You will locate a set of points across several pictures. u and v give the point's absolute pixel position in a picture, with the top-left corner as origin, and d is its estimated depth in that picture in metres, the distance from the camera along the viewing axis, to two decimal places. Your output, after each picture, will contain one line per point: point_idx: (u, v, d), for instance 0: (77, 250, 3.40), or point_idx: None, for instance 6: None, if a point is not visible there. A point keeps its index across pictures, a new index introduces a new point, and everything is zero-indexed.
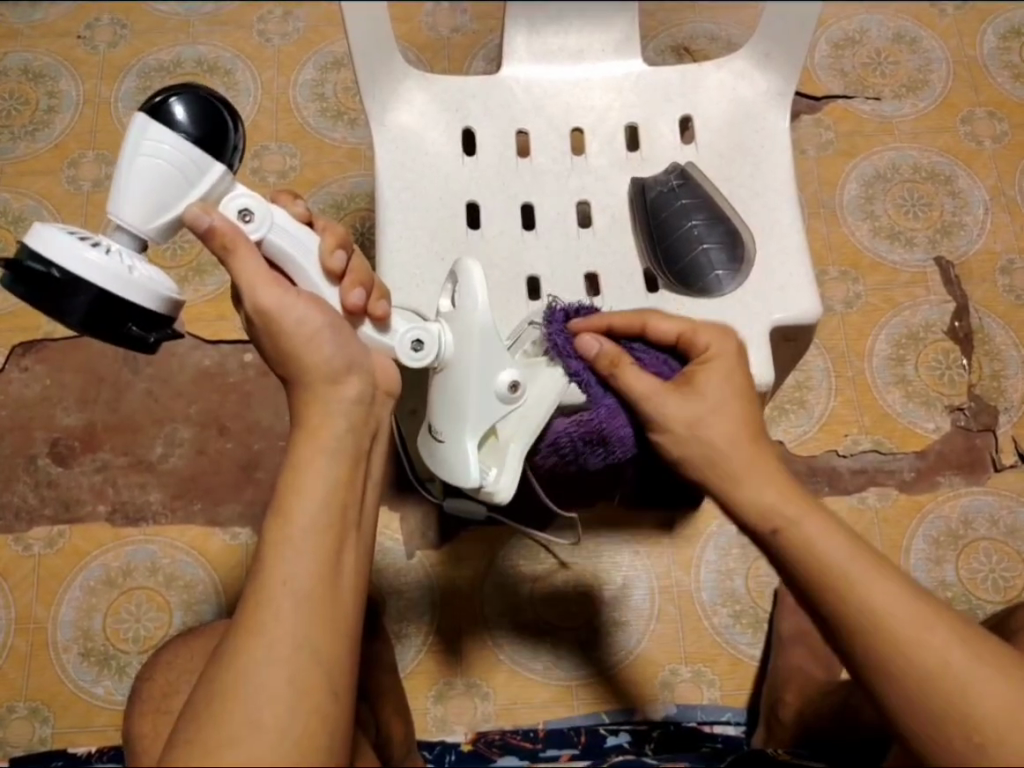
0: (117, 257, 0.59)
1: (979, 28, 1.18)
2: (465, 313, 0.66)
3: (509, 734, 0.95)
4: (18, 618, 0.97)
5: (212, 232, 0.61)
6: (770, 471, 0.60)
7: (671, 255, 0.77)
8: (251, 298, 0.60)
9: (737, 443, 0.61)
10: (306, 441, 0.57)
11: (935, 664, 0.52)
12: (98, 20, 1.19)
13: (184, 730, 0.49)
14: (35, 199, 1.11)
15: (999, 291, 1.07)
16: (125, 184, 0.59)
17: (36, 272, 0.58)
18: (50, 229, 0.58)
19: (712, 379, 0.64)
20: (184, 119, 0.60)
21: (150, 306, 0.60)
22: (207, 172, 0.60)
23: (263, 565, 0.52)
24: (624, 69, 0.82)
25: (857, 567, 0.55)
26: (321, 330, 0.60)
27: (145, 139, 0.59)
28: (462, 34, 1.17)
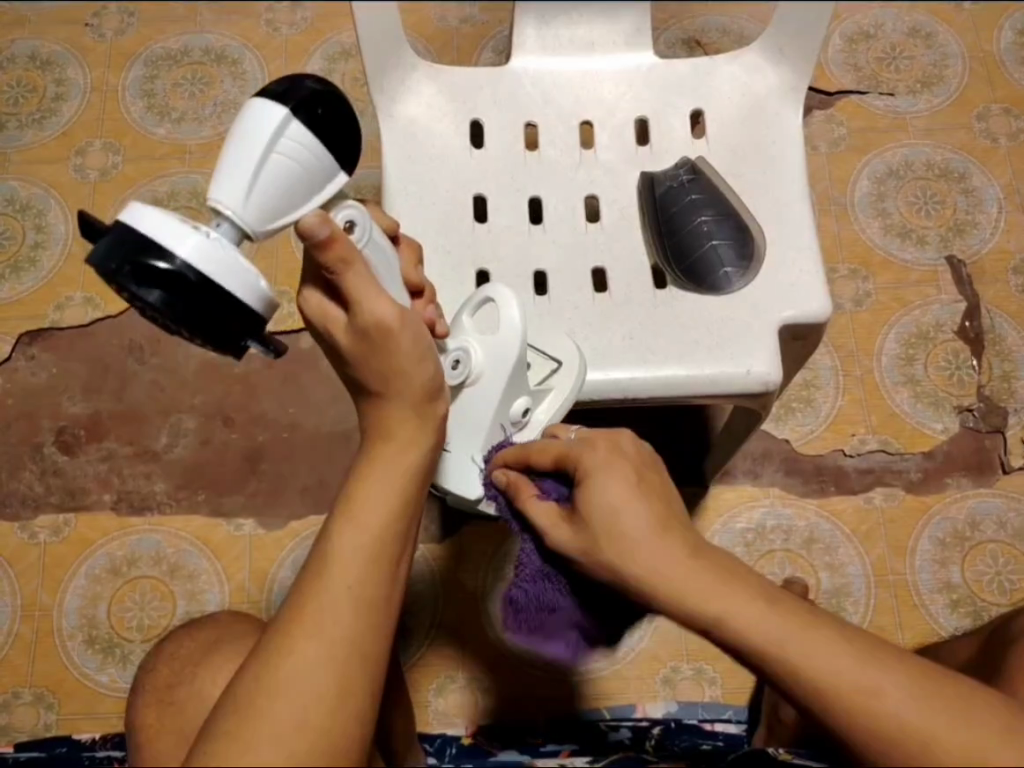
0: (240, 260, 0.51)
1: (996, 22, 1.17)
2: (507, 339, 0.67)
3: (509, 729, 0.94)
4: (23, 605, 0.98)
5: (333, 243, 0.50)
6: (680, 552, 0.49)
7: (679, 252, 0.76)
8: (364, 310, 0.53)
9: (640, 522, 0.50)
10: (385, 443, 0.55)
11: (891, 719, 0.45)
12: (105, 7, 1.19)
13: (223, 721, 0.48)
14: (42, 188, 1.11)
15: (1011, 291, 1.06)
16: (250, 181, 0.51)
17: (147, 262, 0.48)
18: (164, 219, 0.49)
19: (598, 485, 0.52)
20: (322, 116, 0.53)
21: (268, 316, 0.53)
22: (335, 180, 0.55)
23: (326, 561, 0.51)
24: (633, 63, 0.81)
25: (785, 625, 0.46)
26: (429, 349, 0.56)
27: (280, 135, 0.52)
28: (471, 25, 1.16)
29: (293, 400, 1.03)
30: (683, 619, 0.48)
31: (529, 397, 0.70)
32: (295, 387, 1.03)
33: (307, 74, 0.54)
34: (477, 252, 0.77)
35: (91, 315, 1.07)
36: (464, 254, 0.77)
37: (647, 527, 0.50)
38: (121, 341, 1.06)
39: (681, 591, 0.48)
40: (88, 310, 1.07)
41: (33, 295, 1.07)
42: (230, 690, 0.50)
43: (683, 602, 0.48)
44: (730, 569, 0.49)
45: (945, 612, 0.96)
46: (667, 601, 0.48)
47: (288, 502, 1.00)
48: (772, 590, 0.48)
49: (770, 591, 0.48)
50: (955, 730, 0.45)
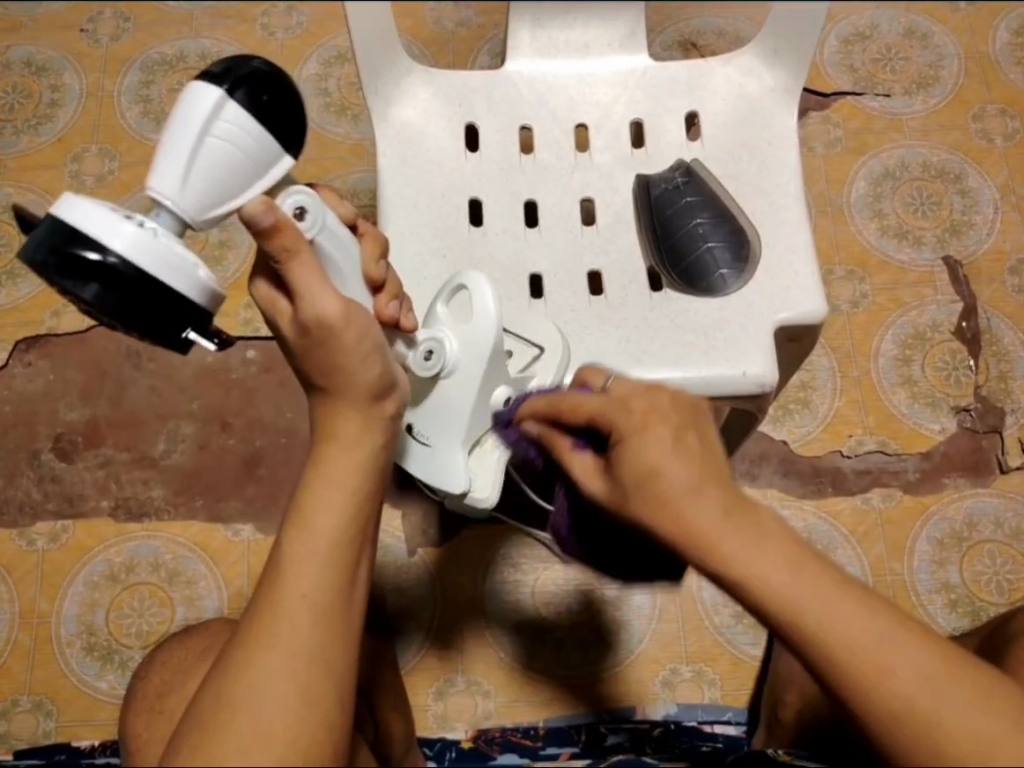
0: (173, 249, 0.51)
1: (991, 23, 1.17)
2: (481, 325, 0.68)
3: (509, 731, 0.95)
4: (22, 613, 0.98)
5: (277, 231, 0.50)
6: (714, 513, 0.46)
7: (674, 254, 0.76)
8: (308, 308, 0.52)
9: (684, 478, 0.47)
10: (334, 442, 0.55)
11: (896, 693, 0.45)
12: (100, 12, 1.18)
13: (187, 739, 0.48)
14: (38, 194, 1.11)
15: (1007, 291, 1.06)
16: (188, 165, 0.51)
17: (79, 255, 0.49)
18: (92, 208, 0.50)
19: (633, 447, 0.49)
20: (262, 98, 0.53)
21: (211, 309, 0.53)
22: (279, 165, 0.55)
23: (280, 571, 0.51)
24: (629, 66, 0.81)
25: (805, 592, 0.45)
26: (378, 344, 0.54)
27: (216, 118, 0.52)
28: (466, 28, 1.15)
29: (290, 405, 1.03)
30: (705, 566, 0.47)
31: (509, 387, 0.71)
32: (291, 392, 1.03)
33: (252, 57, 0.54)
34: (471, 254, 0.77)
35: (88, 320, 1.06)
36: (461, 258, 0.77)
37: (687, 483, 0.47)
38: (118, 346, 1.05)
39: (715, 545, 0.46)
40: (85, 315, 1.07)
41: (31, 301, 1.07)
42: (194, 705, 0.50)
43: (707, 555, 0.46)
44: (767, 528, 0.47)
45: (943, 613, 0.96)
46: (691, 548, 0.47)
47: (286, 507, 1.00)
48: (801, 550, 0.46)
49: (802, 555, 0.46)
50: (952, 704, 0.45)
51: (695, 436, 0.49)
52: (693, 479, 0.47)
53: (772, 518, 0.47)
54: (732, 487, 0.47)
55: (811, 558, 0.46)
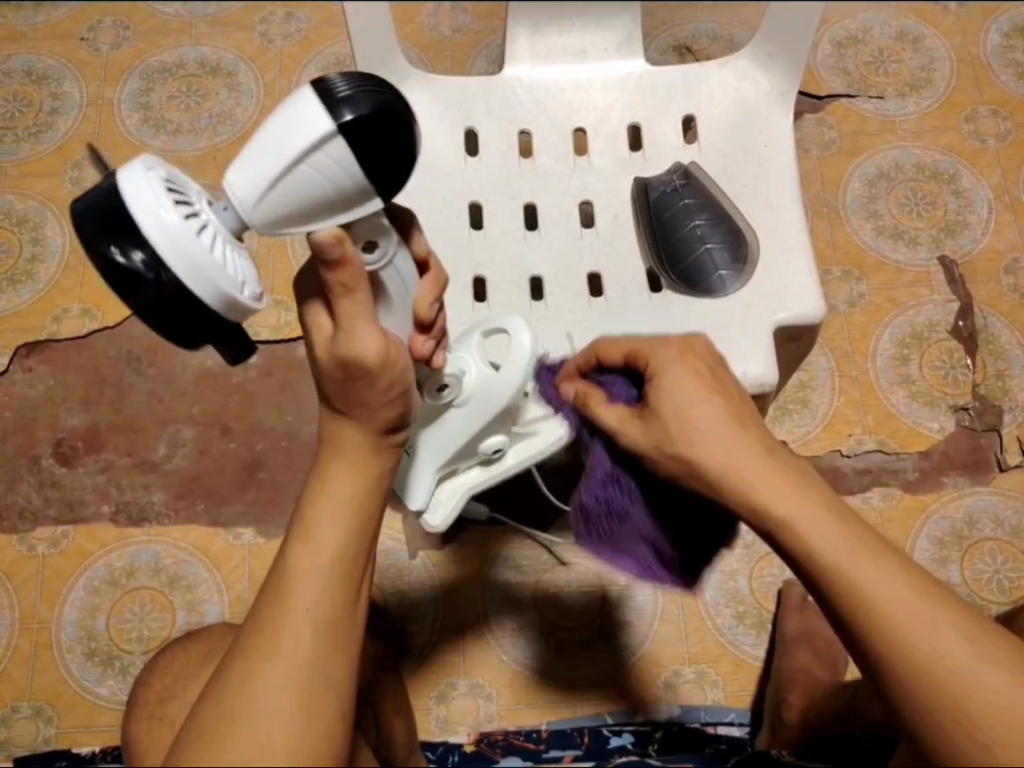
0: (203, 255, 0.51)
1: (982, 26, 1.18)
2: (501, 378, 0.69)
3: (511, 735, 0.94)
4: (21, 619, 0.97)
5: (340, 268, 0.49)
6: (751, 457, 0.56)
7: (674, 256, 0.78)
8: (345, 345, 0.51)
9: (718, 424, 0.57)
10: (334, 456, 0.55)
11: (921, 642, 0.51)
12: (101, 22, 1.19)
13: (187, 749, 0.49)
14: (38, 201, 1.12)
15: (1003, 290, 1.07)
16: (267, 184, 0.52)
17: (117, 232, 0.50)
18: (138, 196, 0.50)
19: (671, 384, 0.59)
20: (368, 138, 0.52)
21: (230, 318, 0.54)
22: (368, 204, 0.55)
23: (284, 584, 0.52)
24: (626, 70, 0.81)
25: (841, 546, 0.53)
26: (406, 389, 0.53)
27: (317, 149, 0.52)
28: (464, 34, 1.17)
29: (291, 409, 1.03)
30: (737, 500, 0.57)
31: (506, 437, 0.73)
32: (291, 396, 1.04)
33: (377, 84, 0.53)
34: (472, 257, 0.78)
35: (89, 326, 1.07)
36: (463, 261, 0.78)
37: (721, 421, 0.57)
38: (119, 352, 1.06)
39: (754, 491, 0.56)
40: (85, 321, 1.07)
41: (31, 308, 1.08)
42: (194, 714, 0.51)
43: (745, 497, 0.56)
44: (800, 484, 0.56)
45: None
46: (722, 479, 0.57)
47: (287, 511, 1.00)
48: (835, 505, 0.55)
49: (834, 504, 0.55)
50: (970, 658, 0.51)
51: (730, 376, 0.61)
52: (729, 415, 0.58)
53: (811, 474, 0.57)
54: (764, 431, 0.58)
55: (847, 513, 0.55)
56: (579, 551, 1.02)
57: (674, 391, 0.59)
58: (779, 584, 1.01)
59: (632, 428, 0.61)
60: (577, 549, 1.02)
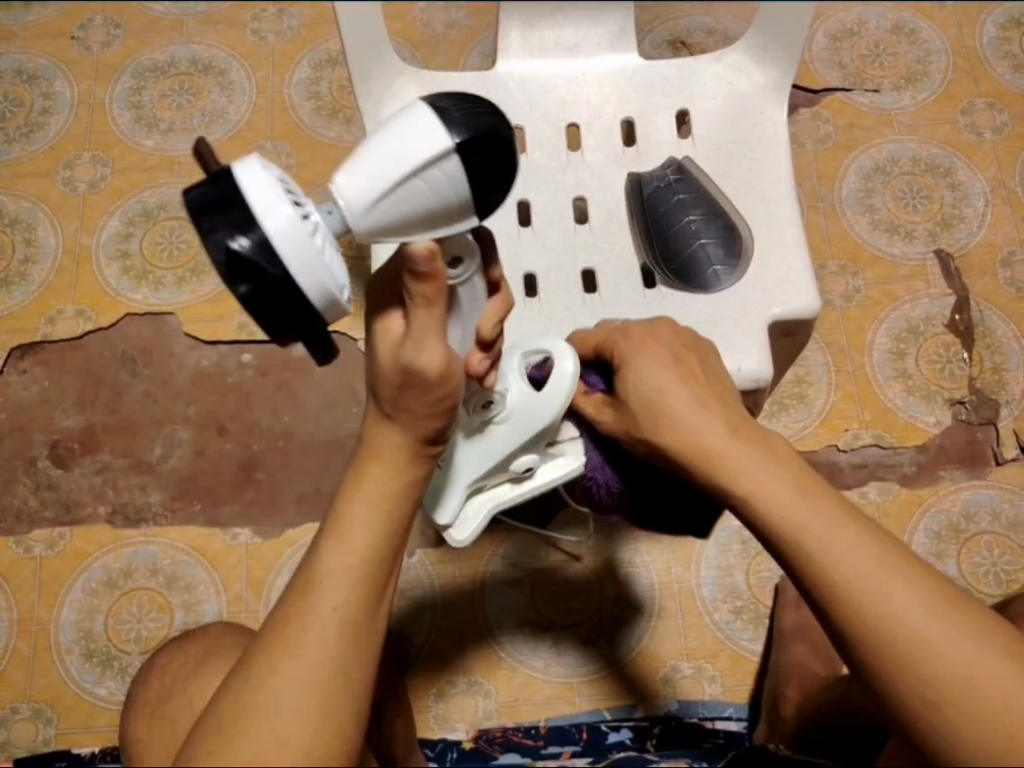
0: (315, 244, 0.50)
1: (978, 18, 1.17)
2: (546, 395, 0.67)
3: (510, 731, 0.95)
4: (20, 621, 0.97)
5: (424, 280, 0.49)
6: (721, 437, 0.59)
7: (668, 252, 0.78)
8: (410, 355, 0.51)
9: (686, 408, 0.61)
10: (366, 458, 0.55)
11: (888, 610, 0.51)
12: (91, 20, 1.19)
13: (205, 742, 0.49)
14: (31, 202, 1.11)
15: (999, 283, 1.06)
16: (380, 194, 0.51)
17: (232, 222, 0.48)
18: (255, 179, 0.49)
19: (644, 371, 0.64)
20: (482, 157, 0.52)
21: (329, 319, 0.52)
22: (464, 222, 0.54)
23: (313, 582, 0.52)
24: (618, 65, 0.81)
25: (809, 517, 0.54)
26: (455, 405, 0.54)
27: (434, 163, 0.51)
28: (456, 31, 1.16)
29: (288, 409, 1.03)
30: (711, 480, 0.59)
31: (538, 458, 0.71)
32: (288, 396, 1.03)
33: (489, 106, 0.54)
34: None
35: (83, 327, 1.06)
36: None
37: (688, 405, 0.61)
38: (114, 353, 1.05)
39: (721, 468, 0.58)
40: (79, 322, 1.06)
41: (24, 309, 1.07)
42: (212, 709, 0.51)
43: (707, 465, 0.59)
44: (776, 459, 0.58)
45: None
46: (697, 460, 0.60)
47: (285, 511, 1.00)
48: (810, 482, 0.56)
49: (808, 481, 0.57)
50: (949, 636, 0.50)
51: (695, 360, 0.64)
52: (696, 402, 0.61)
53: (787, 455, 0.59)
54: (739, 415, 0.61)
55: (818, 487, 0.56)
56: (578, 548, 1.02)
57: (644, 376, 0.64)
58: (777, 579, 1.01)
59: (607, 413, 0.67)
60: (577, 546, 1.02)
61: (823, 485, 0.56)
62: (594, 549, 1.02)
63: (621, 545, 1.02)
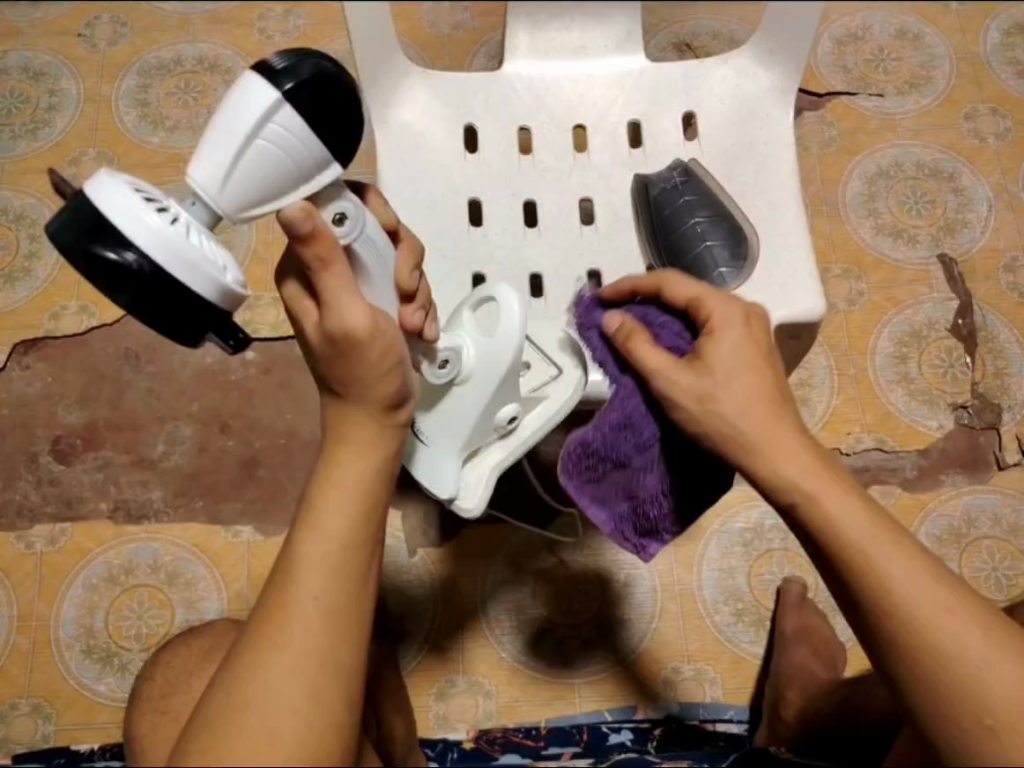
0: (186, 237, 0.52)
1: (982, 24, 1.18)
2: (496, 344, 0.67)
3: (510, 731, 0.94)
4: (20, 616, 0.97)
5: (312, 238, 0.51)
6: (792, 438, 0.57)
7: (674, 253, 0.79)
8: (332, 317, 0.52)
9: (759, 400, 0.58)
10: (340, 447, 0.55)
11: (946, 633, 0.52)
12: (98, 17, 1.19)
13: (199, 738, 0.49)
14: (36, 198, 1.11)
15: (1002, 289, 1.07)
16: (230, 164, 0.53)
17: (98, 236, 0.50)
18: (111, 195, 0.51)
19: (724, 347, 0.59)
20: (315, 105, 0.54)
21: (227, 306, 0.55)
22: (324, 169, 0.56)
23: (293, 573, 0.52)
24: (625, 67, 0.81)
25: (873, 536, 0.54)
26: (399, 360, 0.54)
27: (268, 119, 0.53)
28: (463, 32, 1.16)
29: (290, 407, 1.03)
30: (770, 482, 0.57)
31: (518, 404, 0.70)
32: (290, 393, 1.03)
33: (315, 54, 0.55)
34: (473, 254, 0.78)
35: (87, 323, 1.06)
36: (460, 257, 0.77)
37: (761, 398, 0.58)
38: (117, 349, 1.05)
39: (783, 472, 0.56)
40: (83, 318, 1.07)
41: (29, 304, 1.07)
42: (202, 706, 0.51)
43: (772, 468, 0.57)
44: (836, 473, 0.57)
45: None
46: (745, 451, 0.57)
47: (286, 508, 1.00)
48: (864, 500, 0.56)
49: (863, 498, 0.56)
50: (999, 661, 0.52)
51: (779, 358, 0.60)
52: (767, 394, 0.58)
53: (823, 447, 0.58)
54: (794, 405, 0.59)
55: (871, 503, 0.56)
56: (578, 548, 1.02)
57: (726, 354, 0.59)
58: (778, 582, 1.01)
59: (681, 376, 0.59)
60: (576, 546, 1.02)
61: (876, 503, 0.56)
62: (593, 550, 1.02)
63: (621, 547, 1.02)
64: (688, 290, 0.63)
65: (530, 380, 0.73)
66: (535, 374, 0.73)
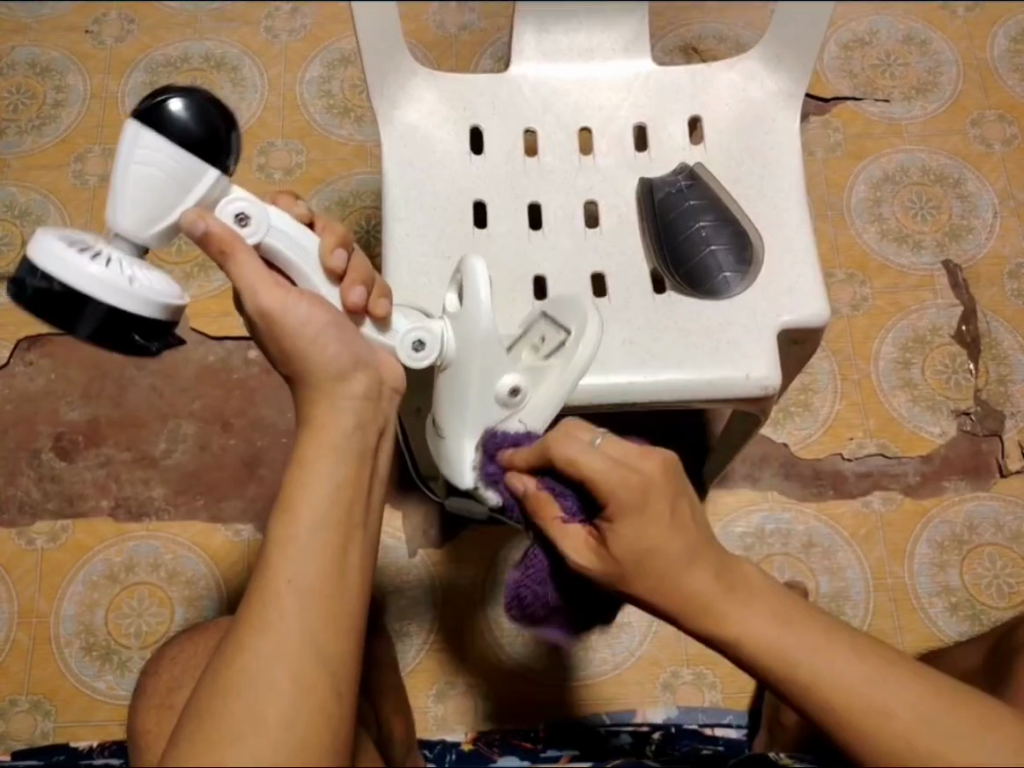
0: (116, 268, 0.57)
1: (989, 30, 1.18)
2: (468, 317, 0.65)
3: (508, 733, 0.94)
4: (20, 613, 0.97)
5: (208, 238, 0.59)
6: (705, 582, 0.55)
7: (679, 257, 0.76)
8: (251, 299, 0.58)
9: (679, 552, 0.56)
10: (312, 439, 0.56)
11: (898, 736, 0.51)
12: (105, 14, 1.19)
13: (187, 730, 0.48)
14: (41, 194, 1.11)
15: (1006, 295, 1.07)
16: (118, 193, 0.58)
17: (50, 296, 0.57)
18: (45, 241, 0.57)
19: (628, 526, 0.56)
20: (173, 121, 0.58)
21: (163, 319, 0.60)
22: (202, 178, 0.59)
23: (268, 562, 0.52)
24: (632, 70, 0.81)
25: (795, 642, 0.53)
26: (325, 328, 0.59)
27: (135, 144, 0.58)
28: (469, 32, 1.16)
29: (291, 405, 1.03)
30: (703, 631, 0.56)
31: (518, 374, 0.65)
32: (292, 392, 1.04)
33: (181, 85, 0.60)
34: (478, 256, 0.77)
35: None
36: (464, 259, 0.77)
37: (682, 554, 0.55)
38: None
39: (709, 607, 0.55)
40: None
41: None
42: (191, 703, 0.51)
43: (703, 615, 0.55)
44: (755, 588, 0.56)
45: (944, 615, 0.96)
46: (692, 612, 0.56)
47: None
48: (784, 606, 0.55)
49: (784, 606, 0.55)
50: (955, 742, 0.51)
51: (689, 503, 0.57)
52: (683, 554, 0.56)
53: (755, 581, 0.56)
54: (721, 547, 0.57)
55: (793, 611, 0.55)
56: None
57: (634, 536, 0.56)
58: None
59: (584, 557, 0.61)
60: None
61: (797, 608, 0.55)
62: None
63: None
64: (568, 454, 0.58)
65: (541, 352, 0.67)
66: (545, 344, 0.67)
